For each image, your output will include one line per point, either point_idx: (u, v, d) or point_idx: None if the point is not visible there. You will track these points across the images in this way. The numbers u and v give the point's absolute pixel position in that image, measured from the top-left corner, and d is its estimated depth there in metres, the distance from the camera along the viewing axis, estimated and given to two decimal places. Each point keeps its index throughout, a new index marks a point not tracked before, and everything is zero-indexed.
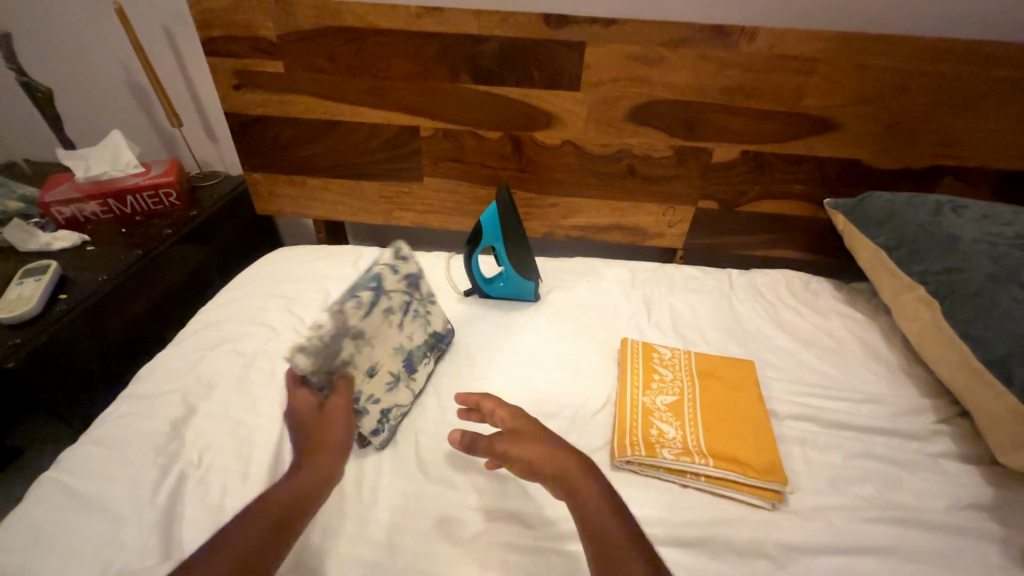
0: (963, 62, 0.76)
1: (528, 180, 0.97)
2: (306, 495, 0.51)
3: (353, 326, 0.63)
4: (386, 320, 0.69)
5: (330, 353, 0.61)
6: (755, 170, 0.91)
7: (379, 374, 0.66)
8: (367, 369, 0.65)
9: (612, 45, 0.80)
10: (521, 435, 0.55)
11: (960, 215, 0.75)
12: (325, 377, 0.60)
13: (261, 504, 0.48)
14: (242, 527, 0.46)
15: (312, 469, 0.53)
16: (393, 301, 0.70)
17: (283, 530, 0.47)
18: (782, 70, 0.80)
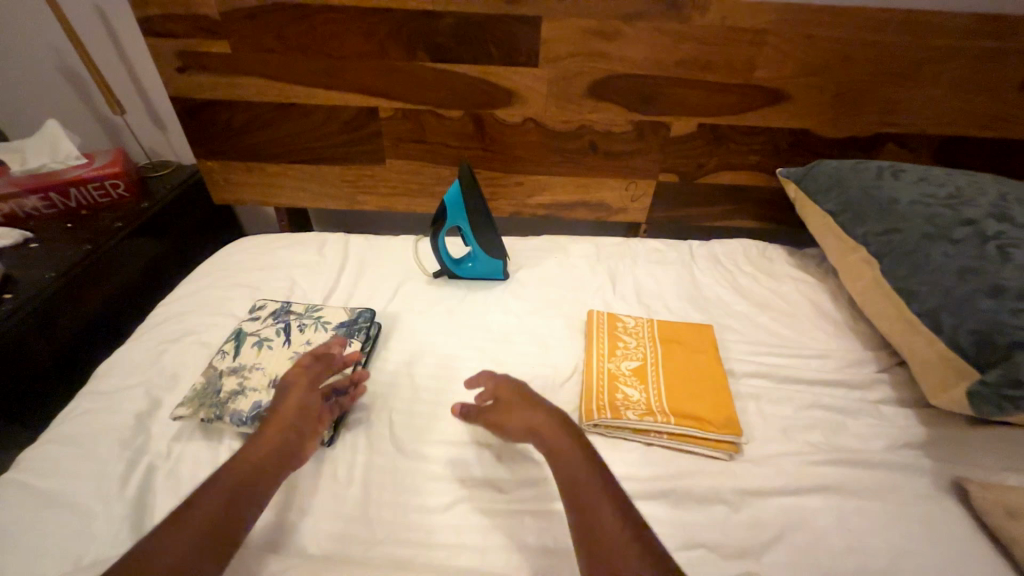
0: (901, 31, 0.80)
1: (492, 160, 0.97)
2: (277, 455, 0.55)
3: (226, 367, 0.67)
4: (268, 343, 0.71)
5: (205, 397, 0.63)
6: (711, 142, 0.93)
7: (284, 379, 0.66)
8: (266, 384, 0.65)
9: (568, 18, 0.80)
10: (504, 398, 0.62)
11: (898, 178, 0.79)
12: (212, 414, 0.61)
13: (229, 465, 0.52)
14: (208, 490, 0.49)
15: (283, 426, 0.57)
16: (265, 334, 0.72)
17: (251, 486, 0.51)
18: (734, 42, 0.82)
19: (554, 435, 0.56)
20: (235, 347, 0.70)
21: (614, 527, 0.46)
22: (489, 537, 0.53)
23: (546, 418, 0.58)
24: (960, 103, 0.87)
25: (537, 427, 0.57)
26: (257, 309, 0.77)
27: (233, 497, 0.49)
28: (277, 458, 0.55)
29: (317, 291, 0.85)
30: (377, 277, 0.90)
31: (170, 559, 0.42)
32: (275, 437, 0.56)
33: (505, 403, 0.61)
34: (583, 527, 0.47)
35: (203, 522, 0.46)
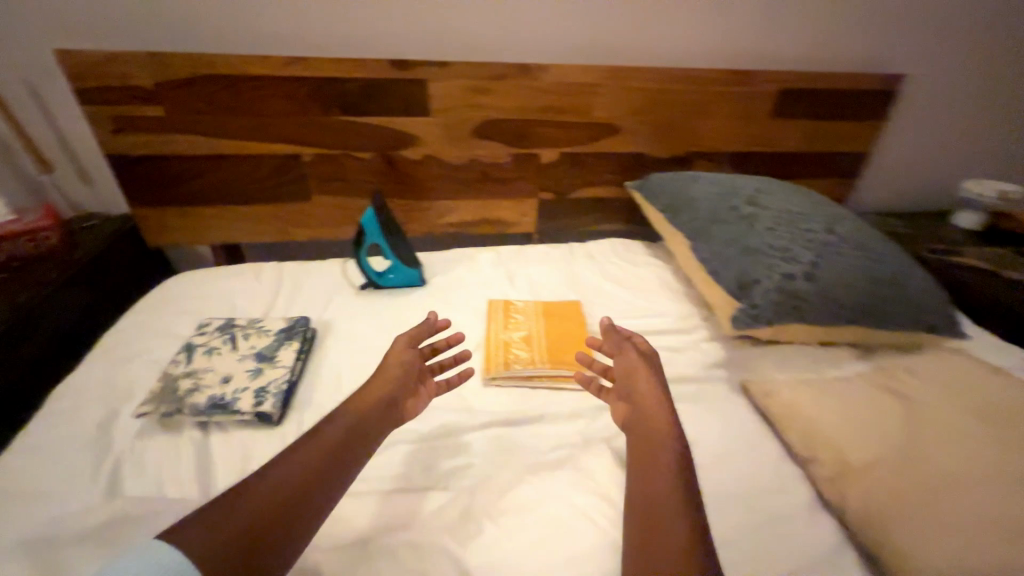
0: (685, 83, 1.13)
1: (404, 190, 1.18)
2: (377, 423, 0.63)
3: (181, 372, 0.80)
4: (217, 350, 0.84)
5: (165, 395, 0.75)
6: (574, 166, 1.21)
7: (234, 376, 0.80)
8: (219, 380, 0.79)
9: (450, 80, 1.05)
10: (628, 368, 0.72)
11: (697, 182, 1.11)
12: (174, 407, 0.74)
13: (340, 418, 0.61)
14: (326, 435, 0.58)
15: (384, 384, 0.67)
16: (214, 343, 0.85)
17: (354, 445, 0.59)
18: (574, 92, 1.11)
19: (650, 401, 0.66)
20: (186, 356, 0.83)
21: (668, 456, 0.59)
22: (411, 464, 0.69)
23: (655, 391, 0.68)
24: (737, 128, 1.22)
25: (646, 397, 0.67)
26: (205, 325, 0.90)
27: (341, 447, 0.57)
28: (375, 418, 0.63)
29: (257, 310, 0.98)
30: (310, 294, 1.05)
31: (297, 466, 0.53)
32: (376, 401, 0.65)
33: (634, 380, 0.70)
34: (648, 448, 0.61)
35: (312, 459, 0.54)
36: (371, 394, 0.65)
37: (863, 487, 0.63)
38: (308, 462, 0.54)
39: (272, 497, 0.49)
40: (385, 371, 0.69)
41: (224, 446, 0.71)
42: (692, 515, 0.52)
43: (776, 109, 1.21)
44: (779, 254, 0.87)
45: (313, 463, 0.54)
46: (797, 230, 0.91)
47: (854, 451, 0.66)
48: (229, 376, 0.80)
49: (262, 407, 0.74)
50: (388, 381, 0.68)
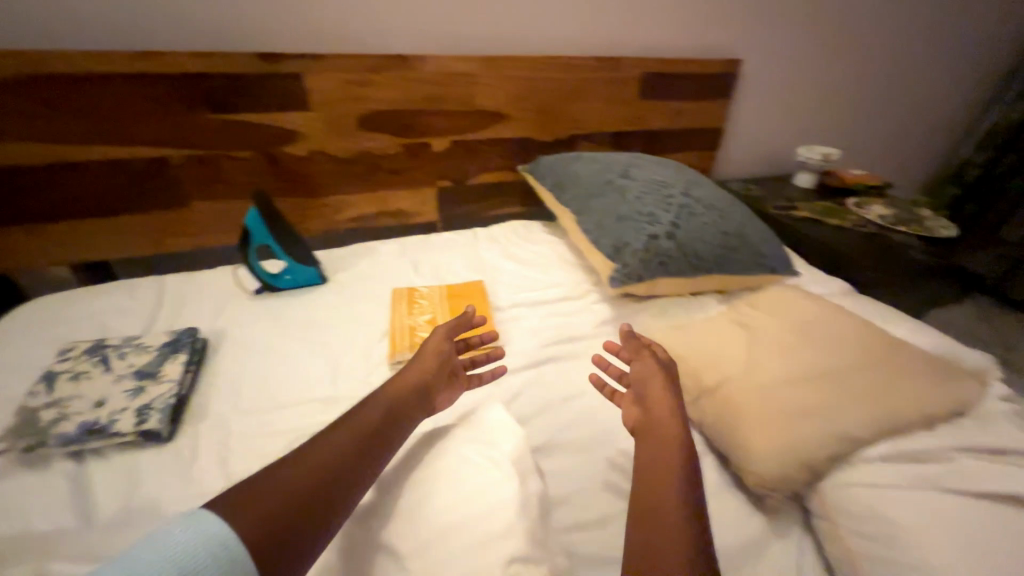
0: (558, 70, 1.22)
1: (294, 189, 1.14)
2: (412, 410, 0.65)
3: (42, 404, 0.72)
4: (86, 375, 0.77)
5: (24, 430, 0.68)
6: (466, 153, 1.26)
7: (110, 399, 0.74)
8: (91, 406, 0.73)
9: (327, 74, 1.04)
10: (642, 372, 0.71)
11: (579, 160, 1.21)
12: (37, 442, 0.67)
13: (378, 398, 0.63)
14: (366, 412, 0.61)
15: (419, 372, 0.70)
16: (83, 367, 0.78)
17: (388, 430, 0.60)
18: (456, 82, 1.15)
19: (663, 411, 0.63)
20: (48, 385, 0.75)
21: (677, 455, 0.57)
22: None
23: (670, 399, 0.65)
24: (610, 110, 1.34)
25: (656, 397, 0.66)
26: (69, 350, 0.82)
27: (380, 430, 0.59)
28: (412, 401, 0.66)
29: (135, 329, 0.91)
30: (198, 305, 0.99)
31: (337, 447, 0.54)
32: (412, 384, 0.68)
33: (648, 387, 0.68)
34: (653, 441, 0.60)
35: (354, 438, 0.56)
36: (405, 380, 0.68)
37: (714, 399, 0.74)
38: (352, 437, 0.56)
39: (305, 480, 0.49)
40: (421, 360, 0.72)
41: (105, 472, 0.67)
42: (690, 506, 0.51)
43: (642, 92, 1.35)
44: (645, 219, 0.99)
45: (352, 443, 0.55)
46: (659, 197, 1.04)
47: (708, 372, 0.77)
48: (105, 399, 0.74)
49: (147, 425, 0.70)
50: (426, 371, 0.71)
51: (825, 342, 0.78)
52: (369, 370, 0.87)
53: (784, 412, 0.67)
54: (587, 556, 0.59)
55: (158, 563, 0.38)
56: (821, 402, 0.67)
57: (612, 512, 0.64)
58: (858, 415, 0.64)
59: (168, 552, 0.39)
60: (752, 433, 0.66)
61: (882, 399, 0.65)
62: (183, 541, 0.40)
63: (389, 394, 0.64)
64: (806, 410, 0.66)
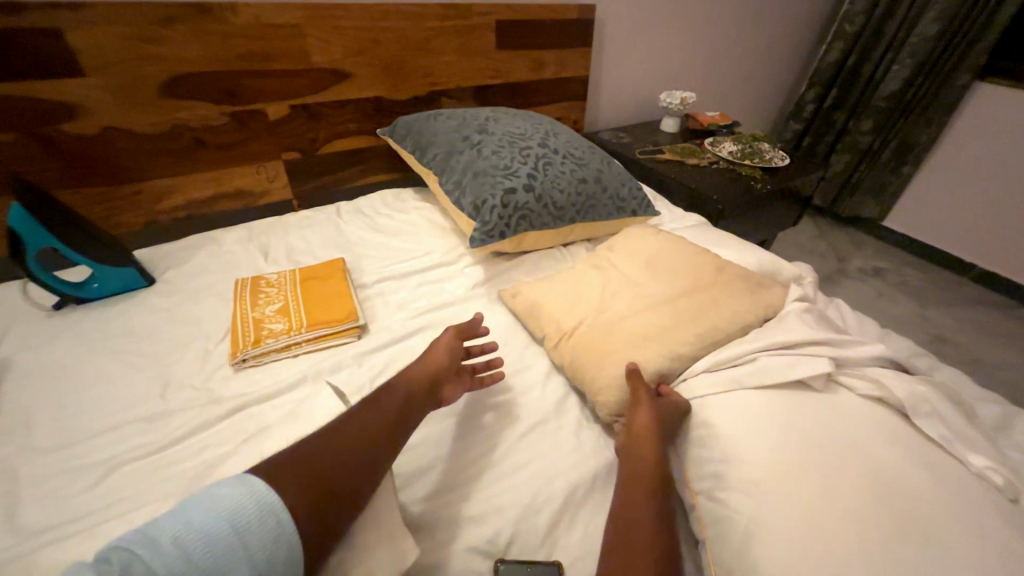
0: (399, 18, 1.12)
1: (88, 176, 0.94)
2: (433, 391, 0.66)
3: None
4: None
5: None
6: (310, 119, 1.12)
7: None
8: None
9: (98, 29, 0.84)
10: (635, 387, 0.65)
11: (437, 119, 1.13)
12: None
13: (402, 377, 0.65)
14: (393, 389, 0.63)
15: (433, 365, 0.68)
16: None
17: (414, 411, 0.61)
18: (278, 35, 1.00)
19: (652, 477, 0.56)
20: None
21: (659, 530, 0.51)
22: (137, 484, 0.61)
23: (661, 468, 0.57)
24: (467, 62, 1.28)
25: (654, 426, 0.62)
26: None
27: (405, 413, 0.60)
28: (430, 386, 0.66)
29: None
30: None
31: (376, 422, 0.56)
32: (434, 368, 0.68)
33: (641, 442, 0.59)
34: (636, 483, 0.56)
35: (387, 415, 0.58)
36: (422, 370, 0.67)
37: (569, 340, 0.76)
38: (385, 415, 0.58)
39: (354, 448, 0.52)
40: (435, 352, 0.71)
41: None
42: None
43: (497, 41, 1.30)
44: (503, 173, 0.97)
45: (386, 419, 0.58)
46: (517, 149, 1.02)
47: (565, 317, 0.79)
48: None
49: None
50: (437, 367, 0.68)
51: (669, 273, 0.84)
52: (207, 374, 0.77)
53: (628, 344, 0.71)
54: (445, 520, 0.58)
55: (210, 516, 0.41)
56: (656, 330, 0.72)
57: (472, 470, 0.64)
58: (686, 337, 0.70)
59: (214, 508, 0.42)
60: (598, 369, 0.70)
61: (708, 319, 0.72)
62: (225, 501, 0.42)
63: (412, 373, 0.66)
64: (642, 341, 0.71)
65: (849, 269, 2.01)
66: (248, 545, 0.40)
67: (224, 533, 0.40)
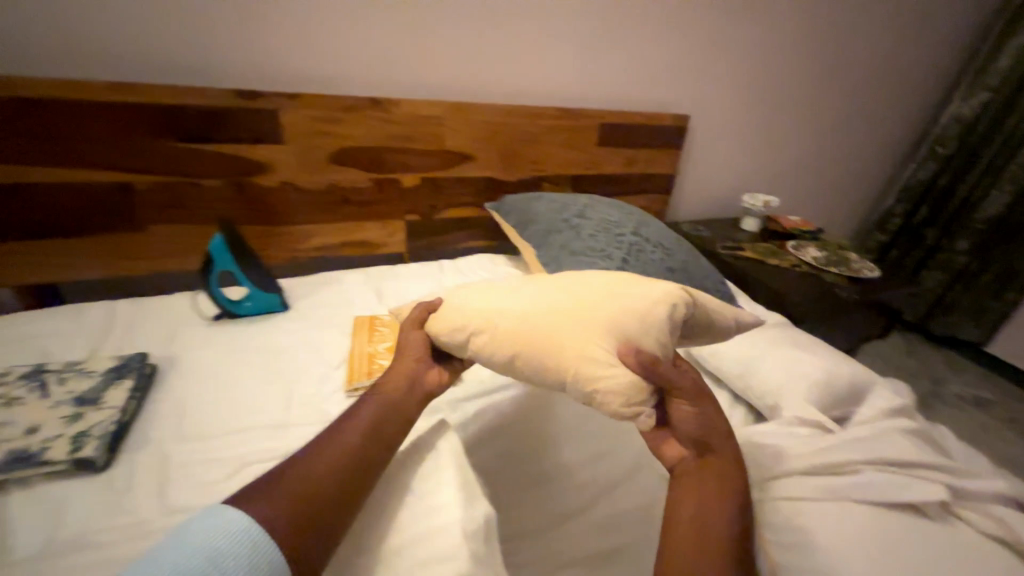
0: (521, 117, 1.33)
1: (258, 217, 1.15)
2: (413, 399, 0.69)
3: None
4: (20, 400, 0.74)
5: None
6: (434, 189, 1.32)
7: (44, 426, 0.70)
8: (22, 432, 0.69)
9: (300, 110, 1.08)
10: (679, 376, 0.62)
11: (541, 201, 1.28)
12: None
13: (378, 390, 0.68)
14: (373, 398, 0.66)
15: (399, 374, 0.70)
16: (13, 392, 0.75)
17: (394, 420, 0.65)
18: (425, 124, 1.22)
19: (714, 474, 0.60)
20: None
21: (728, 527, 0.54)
22: None
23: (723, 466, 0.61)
24: (569, 155, 1.46)
25: (708, 425, 0.63)
26: (7, 374, 0.78)
27: (384, 421, 0.63)
28: (406, 397, 0.68)
29: (79, 354, 0.88)
30: (149, 331, 0.97)
31: (358, 434, 0.60)
32: (403, 383, 0.70)
33: (706, 443, 0.62)
34: (701, 481, 0.59)
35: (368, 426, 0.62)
36: (394, 380, 0.70)
37: (507, 326, 0.65)
38: (364, 426, 0.61)
39: (340, 461, 0.56)
40: (400, 364, 0.72)
41: (24, 503, 0.62)
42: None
43: (598, 139, 1.47)
44: (599, 255, 1.07)
45: (365, 430, 0.61)
46: (612, 235, 1.13)
47: (489, 303, 0.69)
48: (32, 427, 0.70)
49: (82, 453, 0.67)
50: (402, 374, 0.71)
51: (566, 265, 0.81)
52: (325, 396, 0.87)
53: (576, 311, 0.65)
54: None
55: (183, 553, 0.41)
56: (589, 290, 0.68)
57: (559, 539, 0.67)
58: (625, 294, 0.67)
59: (186, 546, 0.42)
60: (563, 344, 0.62)
61: (626, 279, 0.72)
62: (197, 537, 0.43)
63: (386, 387, 0.68)
64: (623, 339, 0.62)
65: (944, 393, 1.84)
66: (226, 560, 0.42)
67: (198, 563, 0.41)
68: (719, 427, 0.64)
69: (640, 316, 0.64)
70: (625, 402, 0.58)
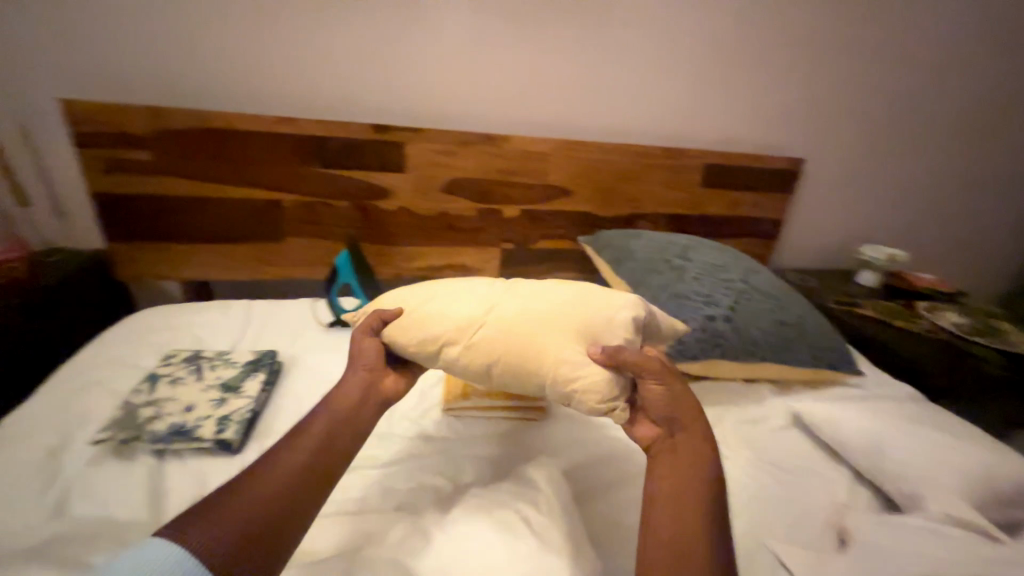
0: (624, 155, 1.34)
1: (375, 235, 1.26)
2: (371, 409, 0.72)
3: (143, 401, 0.81)
4: (181, 381, 0.86)
5: (125, 423, 0.76)
6: (531, 221, 1.36)
7: (197, 405, 0.81)
8: (181, 409, 0.80)
9: (423, 143, 1.19)
10: (645, 359, 0.70)
11: (639, 238, 1.26)
12: (133, 434, 0.74)
13: (336, 396, 0.70)
14: (331, 404, 0.69)
15: (355, 383, 0.72)
16: (177, 373, 0.88)
17: (352, 431, 0.67)
18: (531, 159, 1.28)
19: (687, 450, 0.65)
20: (150, 386, 0.84)
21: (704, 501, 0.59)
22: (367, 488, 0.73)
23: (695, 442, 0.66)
24: (669, 194, 1.43)
25: (677, 402, 0.69)
26: (173, 356, 0.92)
27: (336, 433, 0.66)
28: (360, 410, 0.70)
29: (224, 345, 1.02)
30: (277, 331, 1.09)
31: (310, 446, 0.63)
32: (357, 395, 0.71)
33: (678, 422, 0.68)
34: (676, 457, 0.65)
35: (322, 437, 0.64)
36: (351, 389, 0.72)
37: (488, 327, 0.73)
38: (317, 438, 0.64)
39: (291, 474, 0.58)
40: (353, 372, 0.74)
41: (177, 473, 0.71)
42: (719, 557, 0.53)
43: (700, 179, 1.43)
44: (703, 300, 1.03)
45: (320, 441, 0.64)
46: (717, 280, 1.08)
47: (460, 307, 0.76)
48: (190, 406, 0.81)
49: (224, 435, 0.76)
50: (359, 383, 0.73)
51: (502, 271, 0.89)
52: (421, 410, 0.90)
53: (552, 315, 0.74)
54: None
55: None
56: (549, 294, 0.78)
57: None
58: (584, 298, 0.78)
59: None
60: (550, 347, 0.70)
61: (573, 284, 0.83)
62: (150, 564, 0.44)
63: (343, 396, 0.70)
64: (593, 337, 0.72)
65: None
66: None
67: None
68: (687, 402, 0.70)
69: (602, 318, 0.75)
70: (599, 399, 0.66)
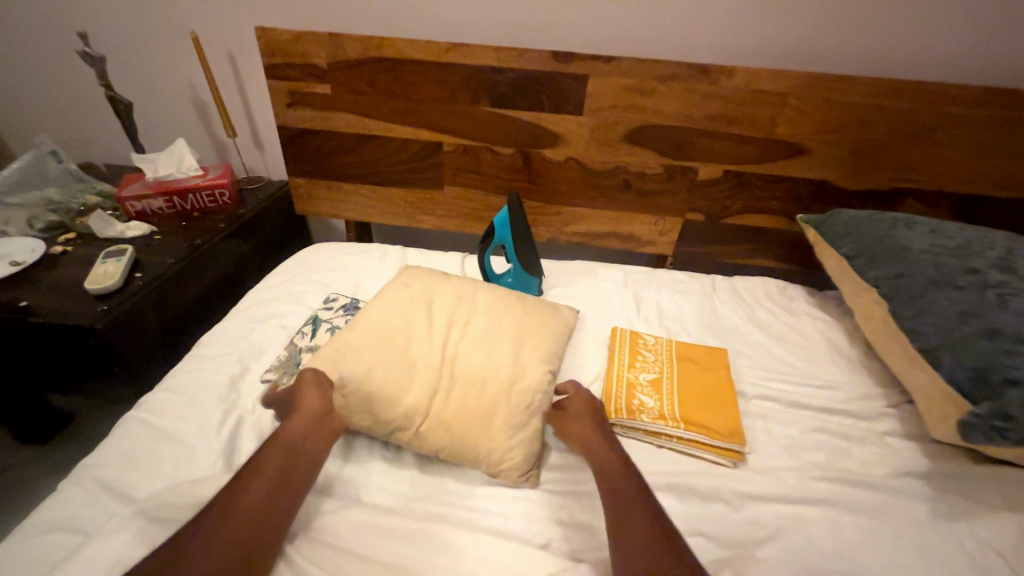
0: (913, 99, 0.89)
1: (537, 191, 1.09)
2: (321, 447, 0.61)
3: (304, 345, 0.80)
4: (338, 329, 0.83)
5: (288, 366, 0.77)
6: (736, 187, 1.03)
7: None
8: None
9: (612, 78, 0.93)
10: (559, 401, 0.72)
11: (912, 230, 0.85)
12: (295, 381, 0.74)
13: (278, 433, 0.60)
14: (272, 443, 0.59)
15: (311, 415, 0.62)
16: (335, 320, 0.85)
17: (304, 473, 0.57)
18: (755, 102, 0.93)
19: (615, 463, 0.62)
20: (312, 330, 0.83)
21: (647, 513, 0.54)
22: (510, 507, 0.62)
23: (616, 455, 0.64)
24: (976, 164, 0.93)
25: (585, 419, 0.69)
26: (335, 299, 0.90)
27: (283, 474, 0.56)
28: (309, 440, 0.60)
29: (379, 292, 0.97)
30: None
31: (258, 488, 0.53)
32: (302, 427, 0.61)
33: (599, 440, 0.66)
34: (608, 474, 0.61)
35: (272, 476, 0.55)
36: (297, 420, 0.62)
37: (431, 420, 0.66)
38: (263, 478, 0.54)
39: (234, 530, 0.49)
40: (303, 399, 0.64)
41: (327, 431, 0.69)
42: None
43: None
44: None
45: (269, 482, 0.54)
46: None
47: (405, 387, 0.68)
48: None
49: None
50: (307, 412, 0.62)
51: (437, 316, 0.78)
52: None
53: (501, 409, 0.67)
54: None
55: None
56: (485, 371, 0.70)
57: None
58: (516, 373, 0.71)
59: None
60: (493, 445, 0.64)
61: (507, 345, 0.75)
62: None
63: (293, 428, 0.61)
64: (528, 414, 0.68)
65: None
66: None
67: None
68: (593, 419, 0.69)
69: (532, 400, 0.69)
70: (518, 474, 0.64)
